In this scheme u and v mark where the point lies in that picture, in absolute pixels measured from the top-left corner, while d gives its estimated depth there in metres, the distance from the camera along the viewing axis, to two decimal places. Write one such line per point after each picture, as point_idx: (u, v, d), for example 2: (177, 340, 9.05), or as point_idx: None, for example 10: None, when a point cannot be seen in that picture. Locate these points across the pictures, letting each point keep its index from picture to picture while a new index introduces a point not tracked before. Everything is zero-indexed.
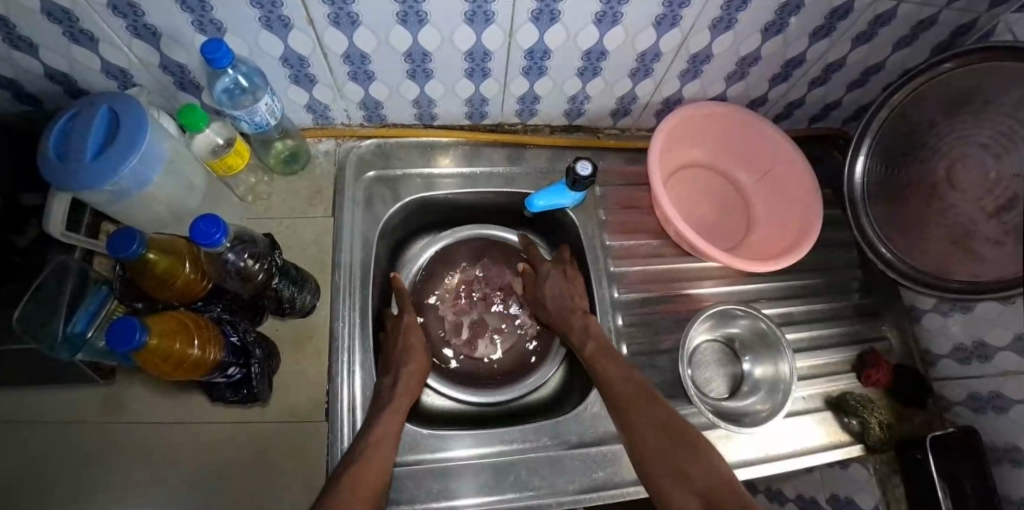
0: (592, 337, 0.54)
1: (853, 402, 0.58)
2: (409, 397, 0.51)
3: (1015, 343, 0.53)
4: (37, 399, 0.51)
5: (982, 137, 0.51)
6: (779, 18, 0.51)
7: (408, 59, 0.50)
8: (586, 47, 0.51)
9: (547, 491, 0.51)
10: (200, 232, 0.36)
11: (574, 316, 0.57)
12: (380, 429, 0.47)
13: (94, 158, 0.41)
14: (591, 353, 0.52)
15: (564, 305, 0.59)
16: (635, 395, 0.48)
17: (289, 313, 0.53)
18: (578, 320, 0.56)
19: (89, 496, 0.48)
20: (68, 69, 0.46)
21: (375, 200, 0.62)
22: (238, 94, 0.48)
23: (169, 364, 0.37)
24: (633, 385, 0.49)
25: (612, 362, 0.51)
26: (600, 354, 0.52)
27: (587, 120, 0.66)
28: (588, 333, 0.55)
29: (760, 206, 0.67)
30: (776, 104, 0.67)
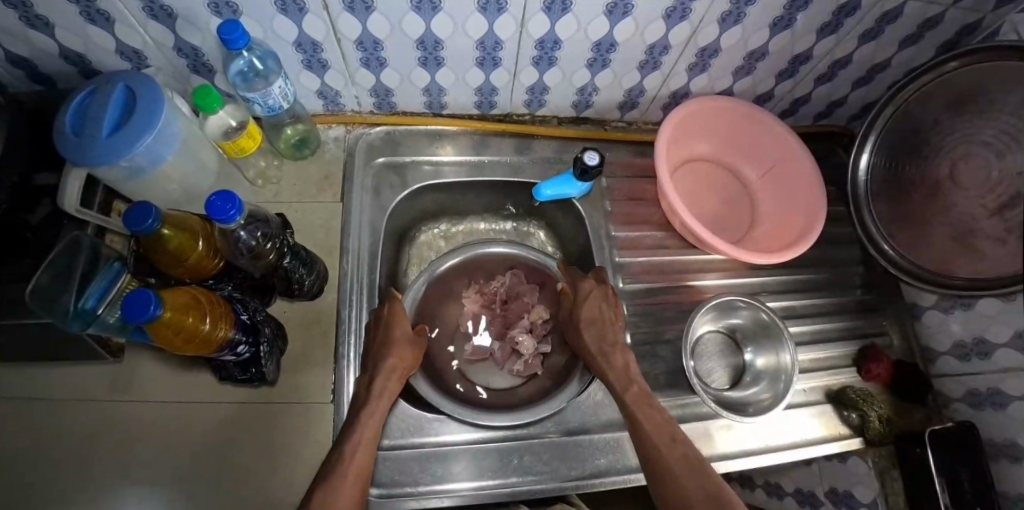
0: (634, 380, 0.50)
1: (852, 395, 0.59)
2: (388, 396, 0.49)
3: (1014, 339, 0.54)
4: (43, 378, 0.52)
5: (987, 135, 0.52)
6: (787, 13, 0.51)
7: (421, 47, 0.51)
8: (596, 38, 0.52)
9: (549, 476, 0.52)
10: (216, 208, 0.37)
11: (613, 352, 0.52)
12: (363, 428, 0.45)
13: (109, 135, 0.41)
14: (632, 399, 0.48)
15: (604, 337, 0.53)
16: (680, 458, 0.44)
17: (297, 295, 0.53)
18: (619, 358, 0.51)
19: (94, 474, 0.48)
20: (83, 49, 0.47)
21: (383, 187, 0.63)
22: (251, 77, 0.49)
23: (182, 338, 0.38)
24: (680, 449, 0.45)
25: (656, 416, 0.47)
26: (640, 405, 0.48)
27: (594, 112, 0.67)
28: (629, 375, 0.50)
29: (764, 201, 0.68)
30: (782, 101, 0.68)
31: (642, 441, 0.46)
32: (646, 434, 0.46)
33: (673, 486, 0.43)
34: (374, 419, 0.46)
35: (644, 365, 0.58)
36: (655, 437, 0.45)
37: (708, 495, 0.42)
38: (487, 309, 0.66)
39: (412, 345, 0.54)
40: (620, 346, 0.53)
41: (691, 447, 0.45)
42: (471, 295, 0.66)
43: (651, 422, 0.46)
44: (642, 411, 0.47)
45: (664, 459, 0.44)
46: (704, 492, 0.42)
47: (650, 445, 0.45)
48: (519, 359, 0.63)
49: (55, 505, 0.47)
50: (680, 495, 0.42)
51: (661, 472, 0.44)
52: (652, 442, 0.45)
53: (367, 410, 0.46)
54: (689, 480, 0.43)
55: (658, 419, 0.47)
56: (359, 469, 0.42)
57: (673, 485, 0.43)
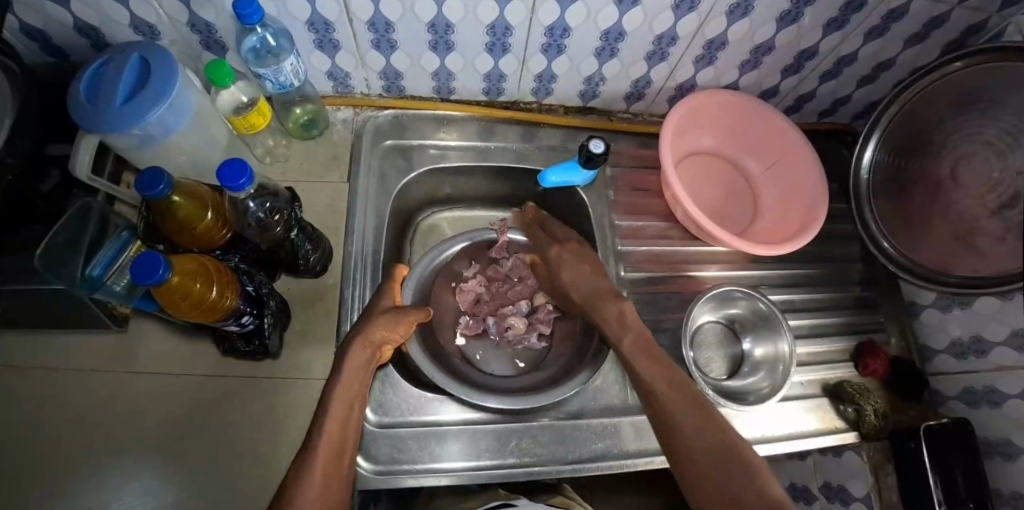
0: (654, 357, 0.49)
1: (849, 389, 0.59)
2: (359, 366, 0.46)
3: (1011, 339, 0.54)
4: (49, 347, 0.52)
5: (990, 134, 0.52)
6: (794, 8, 0.52)
7: (432, 30, 0.51)
8: (605, 27, 0.52)
9: (546, 459, 0.52)
10: (227, 176, 0.37)
11: (628, 330, 0.51)
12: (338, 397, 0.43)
13: (123, 103, 0.42)
14: (649, 373, 0.47)
15: (616, 320, 0.52)
16: (710, 443, 0.42)
17: (302, 271, 0.54)
18: (636, 338, 0.50)
19: (95, 443, 0.48)
20: (98, 23, 0.48)
21: (389, 170, 0.63)
22: (264, 54, 0.49)
23: (188, 304, 0.38)
24: (701, 412, 0.44)
25: (686, 399, 0.45)
26: (666, 390, 0.46)
27: (601, 102, 0.67)
28: (649, 354, 0.49)
29: (766, 194, 0.68)
30: (787, 97, 0.69)
31: (662, 406, 0.45)
32: (671, 418, 0.44)
33: (702, 471, 0.42)
34: (347, 390, 0.44)
35: None
36: (675, 405, 0.45)
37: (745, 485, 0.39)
38: (488, 285, 0.67)
39: (399, 320, 0.51)
40: (639, 328, 0.52)
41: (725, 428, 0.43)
42: (474, 267, 0.67)
43: (673, 407, 0.45)
44: (668, 397, 0.46)
45: (691, 444, 0.43)
46: (742, 481, 0.40)
47: (673, 431, 0.44)
48: (510, 337, 0.64)
49: (56, 472, 0.47)
50: (710, 481, 0.41)
51: (687, 455, 0.43)
52: (678, 427, 0.44)
53: (343, 377, 0.44)
54: (711, 441, 0.42)
55: (687, 402, 0.45)
56: (336, 437, 0.41)
57: (703, 468, 0.42)
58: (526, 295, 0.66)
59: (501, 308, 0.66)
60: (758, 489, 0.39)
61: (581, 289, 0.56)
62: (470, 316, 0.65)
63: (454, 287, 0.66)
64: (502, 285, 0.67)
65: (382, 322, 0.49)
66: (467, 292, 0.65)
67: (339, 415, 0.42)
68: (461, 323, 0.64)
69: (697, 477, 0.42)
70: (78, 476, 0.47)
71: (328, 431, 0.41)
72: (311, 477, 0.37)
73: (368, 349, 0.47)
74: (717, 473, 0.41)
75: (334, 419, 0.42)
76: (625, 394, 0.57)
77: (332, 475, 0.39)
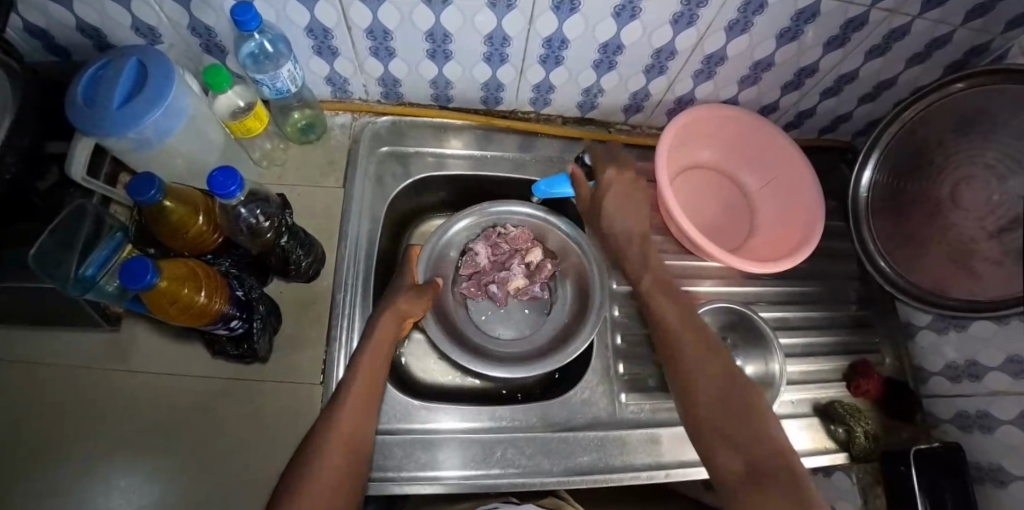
0: (698, 330, 0.52)
1: (840, 410, 0.59)
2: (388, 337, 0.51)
3: (1006, 364, 0.54)
4: (41, 343, 0.52)
5: (990, 158, 0.49)
6: (794, 25, 0.52)
7: (430, 39, 0.52)
8: (603, 39, 0.52)
9: (531, 470, 0.52)
10: (217, 183, 0.38)
11: (675, 312, 0.54)
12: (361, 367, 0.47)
13: (119, 107, 0.42)
14: (685, 342, 0.51)
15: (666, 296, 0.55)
16: (737, 410, 0.45)
17: (294, 276, 0.54)
18: (681, 320, 0.53)
19: (85, 441, 0.49)
20: (98, 24, 0.48)
21: (386, 176, 0.64)
22: (262, 60, 0.49)
23: (177, 308, 0.39)
24: (734, 383, 0.47)
25: (721, 371, 0.48)
26: (705, 360, 0.49)
27: (599, 113, 0.67)
28: (699, 333, 0.51)
29: (763, 211, 0.68)
30: (787, 112, 0.68)
31: (688, 376, 0.49)
32: (700, 382, 0.48)
33: (717, 428, 0.45)
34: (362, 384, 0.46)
35: (632, 367, 0.60)
36: (710, 373, 0.48)
37: (768, 451, 0.42)
38: (492, 256, 0.66)
39: (417, 294, 0.56)
40: (691, 314, 0.54)
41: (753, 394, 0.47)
42: (482, 240, 0.65)
43: (700, 370, 0.49)
44: (702, 365, 0.49)
45: (715, 404, 0.46)
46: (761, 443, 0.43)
47: (696, 393, 0.47)
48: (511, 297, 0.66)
49: (45, 467, 0.48)
50: (725, 436, 0.44)
51: (705, 414, 0.46)
52: (705, 387, 0.47)
53: (367, 352, 0.49)
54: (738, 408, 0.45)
55: (722, 376, 0.48)
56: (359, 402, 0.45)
57: (723, 424, 0.45)
58: (520, 251, 0.66)
59: (502, 274, 0.65)
60: (778, 456, 0.42)
61: (616, 241, 0.61)
62: (472, 281, 0.66)
63: (460, 255, 0.67)
64: (504, 255, 0.66)
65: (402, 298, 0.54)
66: (471, 269, 0.65)
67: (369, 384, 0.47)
68: (461, 293, 0.66)
69: (712, 433, 0.45)
70: (66, 471, 0.48)
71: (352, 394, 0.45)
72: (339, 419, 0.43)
73: (395, 317, 0.52)
74: (738, 435, 0.44)
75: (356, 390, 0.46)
76: (613, 408, 0.57)
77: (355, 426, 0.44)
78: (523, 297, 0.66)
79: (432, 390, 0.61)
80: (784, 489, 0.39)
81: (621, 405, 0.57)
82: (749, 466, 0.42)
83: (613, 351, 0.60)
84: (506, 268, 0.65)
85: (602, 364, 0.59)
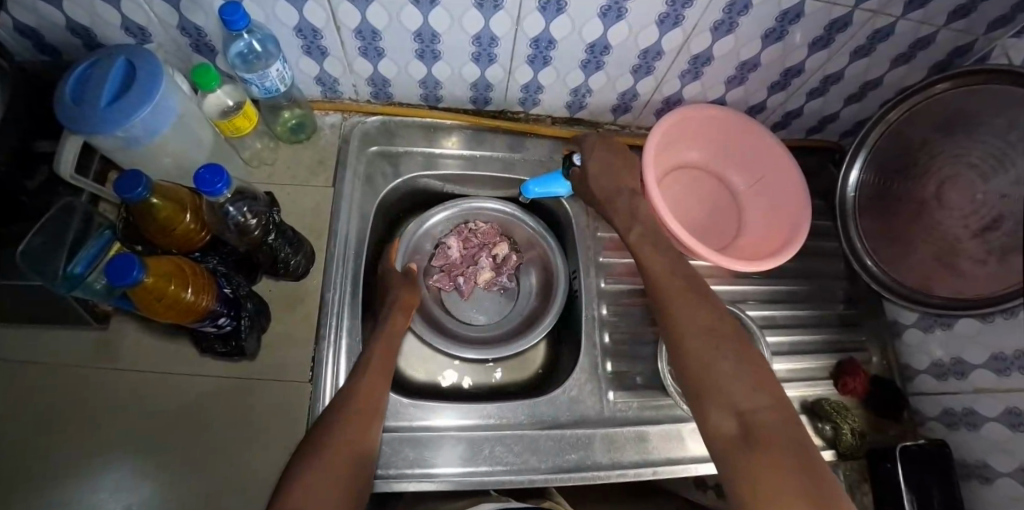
0: (696, 294, 0.48)
1: (827, 407, 0.60)
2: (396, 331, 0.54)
3: (990, 362, 0.54)
4: (30, 341, 0.53)
5: (972, 157, 0.50)
6: (779, 25, 0.52)
7: (418, 39, 0.52)
8: (590, 39, 0.52)
9: (518, 468, 0.52)
10: (204, 180, 0.38)
11: (671, 277, 0.50)
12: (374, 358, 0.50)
13: (107, 105, 0.42)
14: (679, 305, 0.47)
15: (666, 263, 0.51)
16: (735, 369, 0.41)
17: (282, 275, 0.54)
18: (678, 285, 0.49)
19: (73, 439, 0.49)
20: (88, 24, 0.48)
21: (375, 176, 0.64)
22: (251, 58, 0.49)
23: (163, 305, 0.39)
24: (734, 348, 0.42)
25: (721, 334, 0.44)
26: (702, 320, 0.45)
27: (588, 113, 0.67)
28: (697, 298, 0.47)
29: (749, 210, 0.69)
30: (775, 113, 0.69)
31: (684, 335, 0.44)
32: (701, 341, 0.43)
33: (717, 384, 0.40)
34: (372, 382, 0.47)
35: (621, 365, 0.60)
36: (702, 331, 0.44)
37: (764, 408, 0.37)
38: (461, 251, 0.67)
39: (412, 287, 0.59)
40: (687, 276, 0.50)
41: (761, 363, 0.42)
42: (453, 233, 0.67)
43: (700, 326, 0.44)
44: (699, 325, 0.45)
45: (709, 361, 0.42)
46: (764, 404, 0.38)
47: (690, 350, 0.43)
48: (480, 288, 0.69)
49: (32, 465, 0.48)
50: (721, 393, 0.39)
51: (701, 368, 0.42)
52: (705, 341, 0.43)
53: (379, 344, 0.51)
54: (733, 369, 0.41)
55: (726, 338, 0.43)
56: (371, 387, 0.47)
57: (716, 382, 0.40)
58: (489, 243, 0.68)
59: (471, 266, 0.67)
60: (778, 415, 0.37)
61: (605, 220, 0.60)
62: (443, 274, 0.67)
63: (434, 250, 0.68)
64: (474, 249, 0.68)
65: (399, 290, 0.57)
66: (444, 261, 0.67)
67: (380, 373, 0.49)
68: (433, 286, 0.67)
69: (710, 389, 0.40)
70: (54, 468, 0.48)
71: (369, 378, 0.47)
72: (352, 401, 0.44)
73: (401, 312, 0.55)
74: (735, 393, 0.39)
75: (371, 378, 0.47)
76: (602, 406, 0.57)
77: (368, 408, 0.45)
78: (494, 286, 0.68)
79: (421, 388, 0.62)
80: (791, 453, 0.34)
81: (609, 403, 0.58)
82: (746, 427, 0.36)
83: (601, 350, 0.60)
84: (474, 260, 0.67)
85: (590, 362, 0.59)
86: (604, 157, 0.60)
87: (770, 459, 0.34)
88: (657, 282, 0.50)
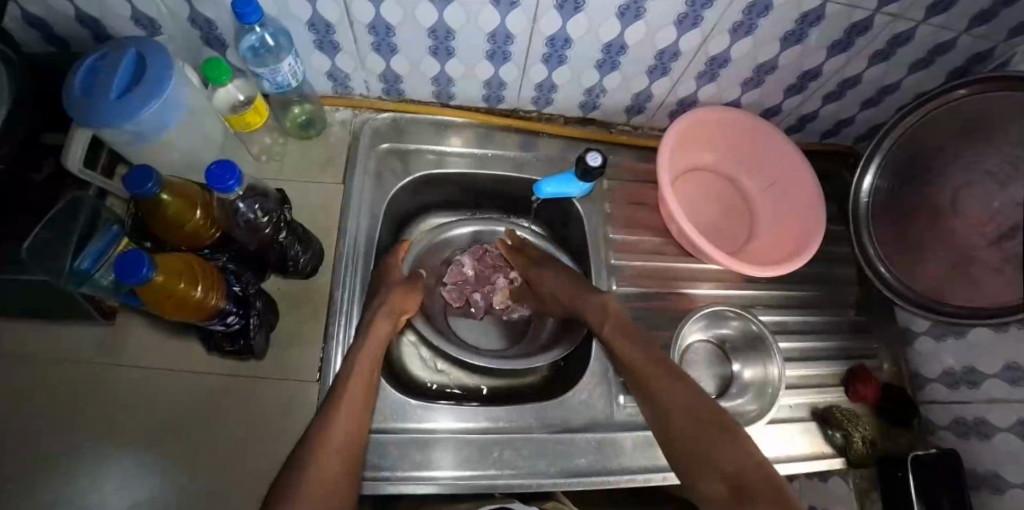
0: (652, 352, 0.49)
1: (838, 415, 0.59)
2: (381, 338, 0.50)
3: (1004, 372, 0.54)
4: (34, 335, 0.52)
5: (990, 165, 0.49)
6: (799, 28, 0.51)
7: (432, 36, 0.51)
8: (607, 39, 0.52)
9: (527, 472, 0.52)
10: (215, 177, 0.37)
11: (627, 333, 0.51)
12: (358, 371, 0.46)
13: (117, 98, 0.42)
14: (645, 371, 0.47)
15: (613, 316, 0.52)
16: (708, 429, 0.41)
17: (291, 273, 0.54)
18: (632, 343, 0.50)
19: (76, 437, 0.48)
20: (97, 14, 0.47)
21: (385, 173, 0.63)
22: (262, 53, 0.49)
23: (171, 303, 0.38)
24: (701, 406, 0.43)
25: (685, 390, 0.45)
26: (666, 380, 0.46)
27: (601, 114, 0.67)
28: (650, 352, 0.49)
29: (762, 215, 0.68)
30: (790, 116, 0.68)
31: (660, 415, 0.45)
32: (677, 418, 0.43)
33: (700, 454, 0.40)
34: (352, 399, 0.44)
35: None
36: (671, 400, 0.45)
37: (745, 465, 0.38)
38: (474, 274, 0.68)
39: (411, 290, 0.56)
40: (640, 334, 0.51)
41: (727, 418, 0.43)
42: (469, 253, 0.67)
43: (673, 401, 0.45)
44: (666, 390, 0.46)
45: (686, 430, 0.42)
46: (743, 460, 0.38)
47: (672, 437, 0.43)
48: (494, 312, 0.68)
49: (33, 462, 0.47)
50: (707, 458, 0.40)
51: (685, 447, 0.42)
52: (679, 414, 0.44)
53: (363, 353, 0.48)
54: (709, 437, 0.41)
55: (694, 395, 0.45)
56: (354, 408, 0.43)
57: (698, 451, 0.41)
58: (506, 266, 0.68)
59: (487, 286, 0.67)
60: (758, 468, 0.37)
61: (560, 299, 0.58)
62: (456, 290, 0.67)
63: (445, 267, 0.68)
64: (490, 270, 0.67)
65: (396, 295, 0.54)
66: (456, 278, 0.66)
67: (361, 388, 0.45)
68: (444, 301, 0.67)
69: (695, 464, 0.40)
70: (57, 466, 0.47)
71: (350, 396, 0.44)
72: (336, 426, 0.41)
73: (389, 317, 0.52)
74: (718, 461, 0.39)
75: (351, 396, 0.44)
76: (612, 409, 0.57)
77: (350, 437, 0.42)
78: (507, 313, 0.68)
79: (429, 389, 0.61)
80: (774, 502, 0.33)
81: (619, 408, 0.57)
82: (734, 488, 0.36)
83: None
84: (491, 282, 0.67)
85: (599, 362, 0.59)
86: (559, 280, 0.57)
87: None
88: (616, 346, 0.50)
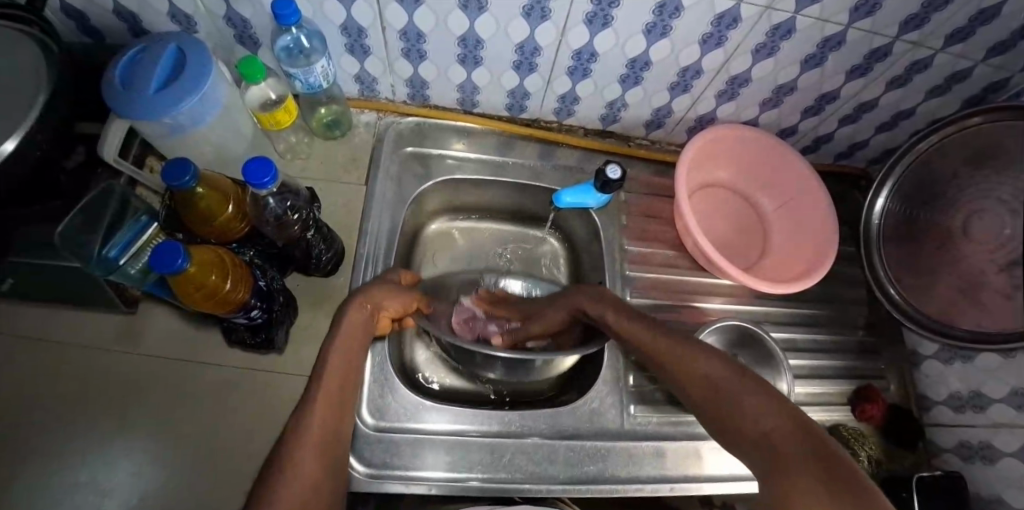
0: (658, 330, 0.47)
1: (845, 433, 0.60)
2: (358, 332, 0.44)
3: (1010, 397, 0.55)
4: (56, 321, 0.52)
5: (1004, 194, 0.49)
6: (819, 52, 0.53)
7: (461, 44, 0.52)
8: (632, 55, 0.53)
9: (536, 478, 0.52)
10: (252, 174, 0.38)
11: (626, 319, 0.49)
12: (333, 364, 0.40)
13: (156, 91, 0.42)
14: (655, 351, 0.45)
15: (611, 305, 0.51)
16: (726, 391, 0.39)
17: (313, 270, 0.55)
18: (641, 323, 0.48)
19: (92, 422, 0.49)
20: (136, 9, 0.48)
21: (407, 176, 0.64)
22: (296, 53, 0.50)
23: (201, 294, 0.39)
24: (720, 371, 0.41)
25: (703, 355, 0.43)
26: (674, 348, 0.44)
27: (620, 127, 0.68)
28: (650, 327, 0.47)
29: (776, 234, 0.69)
30: (805, 136, 0.69)
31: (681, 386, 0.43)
32: (698, 387, 0.41)
33: (729, 421, 0.38)
34: (329, 393, 0.38)
35: (642, 380, 0.60)
36: (686, 370, 0.43)
37: (772, 423, 0.35)
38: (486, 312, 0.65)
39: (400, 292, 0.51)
40: (642, 314, 0.50)
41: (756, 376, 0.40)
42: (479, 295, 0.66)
43: (693, 372, 0.42)
44: (680, 361, 0.43)
45: (707, 396, 0.40)
46: (774, 420, 0.35)
47: (699, 406, 0.41)
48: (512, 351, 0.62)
49: (50, 445, 0.47)
50: (732, 423, 0.37)
51: (714, 412, 0.39)
52: (697, 383, 0.41)
53: (339, 344, 0.42)
54: (734, 399, 0.38)
55: (708, 360, 0.42)
56: (329, 400, 0.38)
57: (725, 418, 0.38)
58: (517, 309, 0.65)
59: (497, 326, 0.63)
60: (789, 424, 0.34)
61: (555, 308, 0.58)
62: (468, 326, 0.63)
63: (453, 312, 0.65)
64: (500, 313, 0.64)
65: (383, 290, 0.49)
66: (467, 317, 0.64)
67: (336, 381, 0.39)
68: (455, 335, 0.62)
69: (727, 431, 0.38)
70: (72, 451, 0.47)
71: (325, 390, 0.38)
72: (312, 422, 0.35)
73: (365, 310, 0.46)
74: (749, 425, 0.36)
75: (329, 388, 0.38)
76: (622, 418, 0.57)
77: (329, 439, 0.36)
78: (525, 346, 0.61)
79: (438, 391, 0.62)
80: (803, 463, 0.30)
81: (629, 417, 0.58)
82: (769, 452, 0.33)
83: (624, 363, 0.60)
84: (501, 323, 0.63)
85: (611, 368, 0.60)
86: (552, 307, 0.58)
87: (788, 483, 0.30)
88: (618, 326, 0.49)
